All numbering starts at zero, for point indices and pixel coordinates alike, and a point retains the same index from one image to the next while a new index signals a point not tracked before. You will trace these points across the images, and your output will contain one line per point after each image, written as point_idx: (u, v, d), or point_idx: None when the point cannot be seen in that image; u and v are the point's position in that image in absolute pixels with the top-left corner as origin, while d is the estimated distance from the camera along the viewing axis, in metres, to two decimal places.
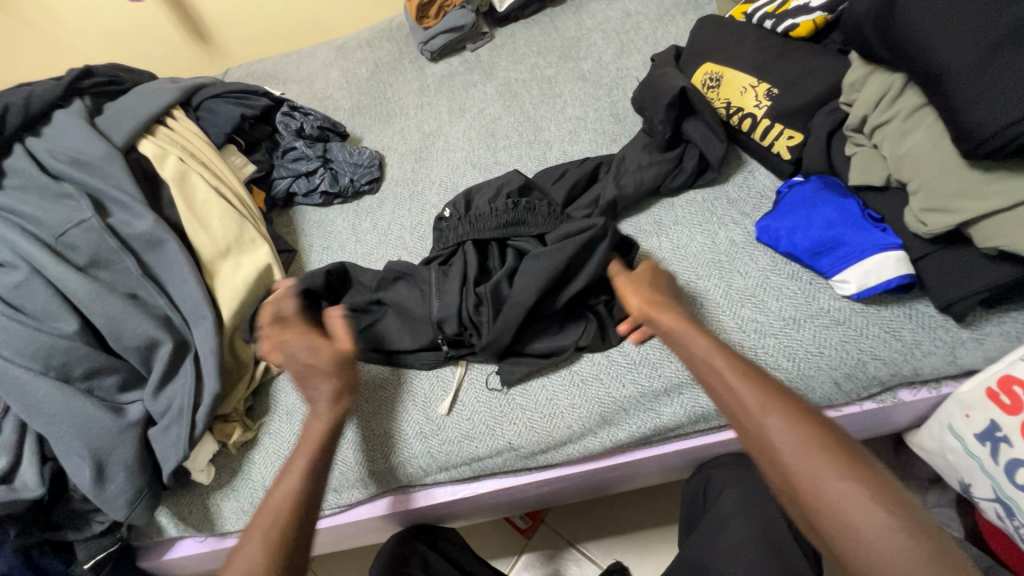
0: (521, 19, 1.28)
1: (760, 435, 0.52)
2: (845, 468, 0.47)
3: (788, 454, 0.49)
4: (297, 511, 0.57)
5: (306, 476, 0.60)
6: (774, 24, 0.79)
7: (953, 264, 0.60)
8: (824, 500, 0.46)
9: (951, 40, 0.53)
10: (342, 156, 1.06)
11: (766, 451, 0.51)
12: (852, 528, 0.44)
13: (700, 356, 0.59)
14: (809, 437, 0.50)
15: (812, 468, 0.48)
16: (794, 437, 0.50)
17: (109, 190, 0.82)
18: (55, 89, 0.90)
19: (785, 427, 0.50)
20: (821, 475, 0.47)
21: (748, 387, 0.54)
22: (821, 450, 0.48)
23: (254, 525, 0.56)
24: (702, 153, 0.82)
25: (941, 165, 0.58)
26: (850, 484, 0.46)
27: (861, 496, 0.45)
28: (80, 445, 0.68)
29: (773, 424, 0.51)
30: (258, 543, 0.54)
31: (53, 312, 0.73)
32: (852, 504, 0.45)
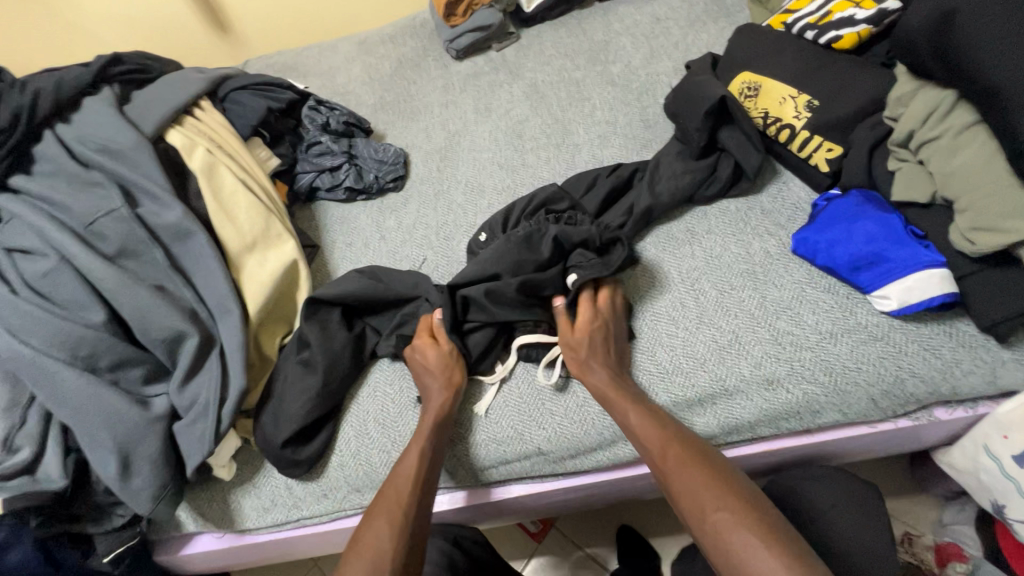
0: (548, 20, 1.27)
1: (667, 486, 0.58)
2: (729, 504, 0.52)
3: (684, 499, 0.55)
4: (418, 491, 0.63)
5: (421, 456, 0.65)
6: (816, 35, 0.79)
7: (999, 285, 0.59)
8: (714, 539, 0.51)
9: (1012, 58, 0.53)
10: (368, 152, 1.05)
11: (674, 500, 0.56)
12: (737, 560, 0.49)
13: (619, 411, 0.64)
14: (702, 480, 0.55)
15: (700, 506, 0.53)
16: (690, 479, 0.56)
17: (138, 180, 0.81)
18: (84, 75, 0.89)
19: (683, 470, 0.56)
20: (711, 514, 0.52)
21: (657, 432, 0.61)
22: (708, 489, 0.54)
23: (378, 505, 0.62)
24: (737, 163, 0.81)
25: (992, 184, 0.58)
26: (729, 519, 0.51)
27: (745, 538, 0.49)
28: (106, 437, 0.67)
29: (676, 473, 0.57)
30: (384, 521, 0.60)
31: (81, 302, 0.72)
32: (737, 540, 0.50)
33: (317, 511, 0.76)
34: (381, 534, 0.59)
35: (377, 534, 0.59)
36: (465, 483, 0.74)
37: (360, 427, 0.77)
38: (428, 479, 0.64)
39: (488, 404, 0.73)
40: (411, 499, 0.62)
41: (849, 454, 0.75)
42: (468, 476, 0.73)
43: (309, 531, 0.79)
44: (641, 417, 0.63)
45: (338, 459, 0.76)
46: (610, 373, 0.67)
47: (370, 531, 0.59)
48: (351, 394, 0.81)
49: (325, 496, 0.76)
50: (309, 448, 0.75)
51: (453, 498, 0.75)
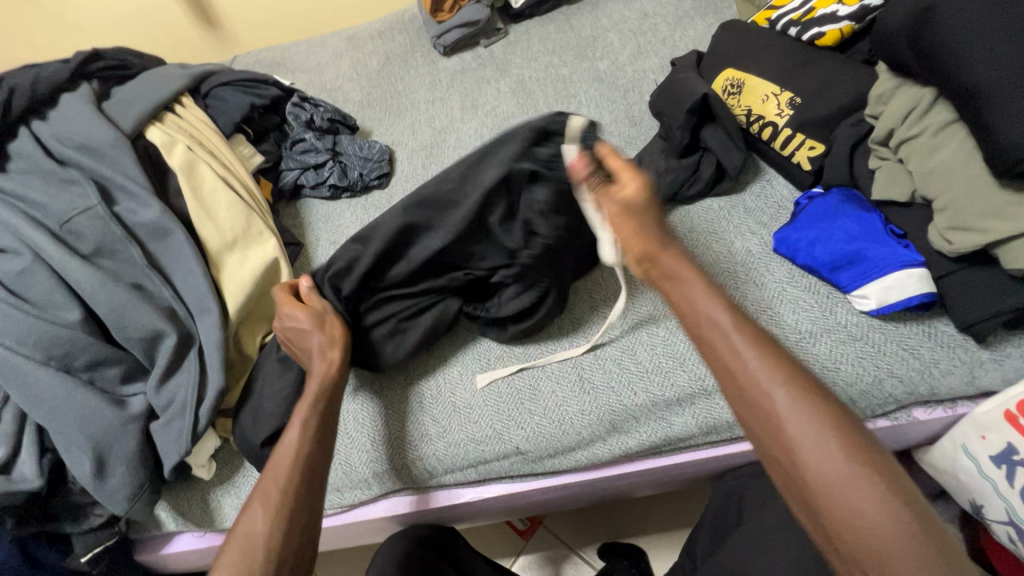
0: (537, 16, 1.26)
1: (760, 409, 0.46)
2: (855, 446, 0.42)
3: (794, 430, 0.43)
4: (303, 471, 0.57)
5: (306, 432, 0.60)
6: (799, 32, 0.78)
7: (977, 285, 0.59)
8: (825, 483, 0.41)
9: (989, 56, 0.52)
10: (352, 149, 1.05)
11: (765, 424, 0.45)
12: (851, 515, 0.40)
13: (702, 307, 0.51)
14: (815, 413, 0.44)
15: (813, 441, 0.42)
16: (799, 408, 0.44)
17: (116, 177, 0.80)
18: (62, 71, 0.88)
19: (790, 398, 0.44)
20: (826, 454, 0.42)
21: (752, 347, 0.48)
22: (831, 427, 0.43)
23: (256, 491, 0.56)
24: (720, 161, 0.80)
25: (971, 183, 0.57)
26: (856, 464, 0.41)
27: (870, 495, 0.40)
28: (81, 437, 0.67)
29: (785, 401, 0.44)
30: (263, 507, 0.54)
31: (56, 300, 0.71)
32: (859, 491, 0.40)
33: None
34: (254, 522, 0.53)
35: (252, 526, 0.53)
36: (407, 487, 0.74)
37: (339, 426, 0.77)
38: (316, 458, 0.59)
39: (466, 403, 0.73)
40: (294, 481, 0.56)
41: None
42: (417, 481, 0.74)
43: None
44: (737, 321, 0.49)
45: None
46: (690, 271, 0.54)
47: (245, 519, 0.54)
48: None
49: None
50: None
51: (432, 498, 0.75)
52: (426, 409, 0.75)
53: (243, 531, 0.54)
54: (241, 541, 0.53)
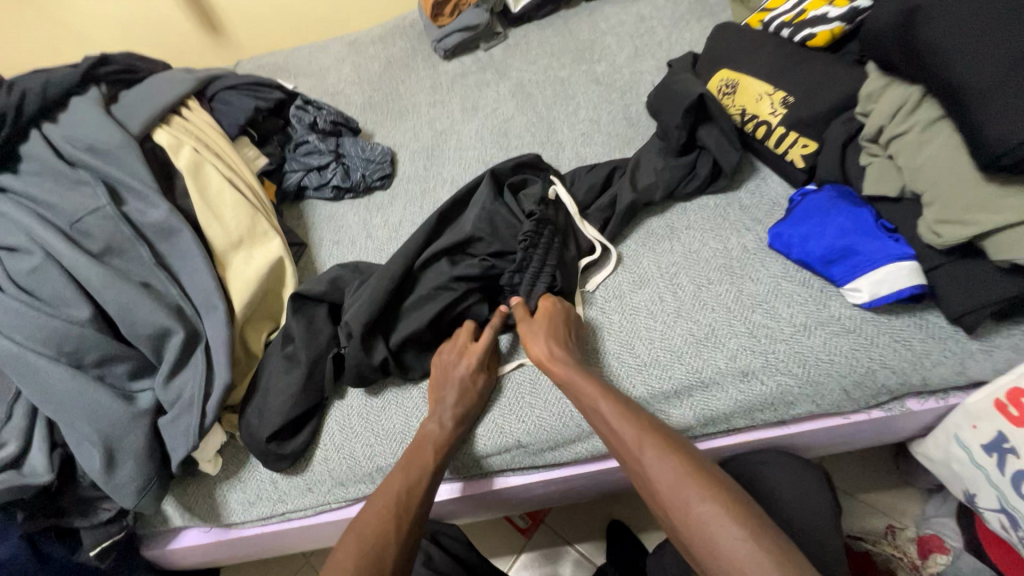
0: (535, 20, 1.28)
1: (642, 474, 0.58)
2: (711, 493, 0.53)
3: (664, 487, 0.56)
4: (416, 504, 0.63)
5: (410, 471, 0.65)
6: (792, 33, 0.80)
7: (965, 277, 0.60)
8: (698, 531, 0.52)
9: (973, 54, 0.54)
10: (355, 151, 1.06)
11: (649, 490, 0.57)
12: (719, 551, 0.50)
13: (588, 398, 0.64)
14: (677, 472, 0.56)
15: (684, 498, 0.54)
16: (665, 467, 0.56)
17: (124, 178, 0.82)
18: (72, 76, 0.90)
19: (657, 459, 0.57)
20: (692, 504, 0.53)
21: (629, 424, 0.61)
22: (695, 482, 0.54)
23: (353, 529, 0.60)
24: (715, 160, 0.82)
25: (958, 177, 0.59)
26: (713, 506, 0.52)
27: (723, 525, 0.51)
28: (90, 431, 0.68)
29: (654, 460, 0.57)
30: (379, 523, 0.60)
31: (67, 298, 0.73)
32: (719, 528, 0.51)
33: (303, 505, 0.77)
34: (381, 543, 0.59)
35: (380, 540, 0.59)
36: (462, 474, 0.74)
37: (343, 421, 0.78)
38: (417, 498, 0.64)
39: None
40: (407, 510, 0.62)
41: (827, 446, 0.77)
42: (468, 467, 0.73)
43: (294, 524, 0.80)
44: (615, 406, 0.62)
45: (322, 453, 0.77)
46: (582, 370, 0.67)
47: (369, 530, 0.60)
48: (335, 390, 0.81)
49: (309, 489, 0.77)
50: (294, 442, 0.76)
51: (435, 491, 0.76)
52: None
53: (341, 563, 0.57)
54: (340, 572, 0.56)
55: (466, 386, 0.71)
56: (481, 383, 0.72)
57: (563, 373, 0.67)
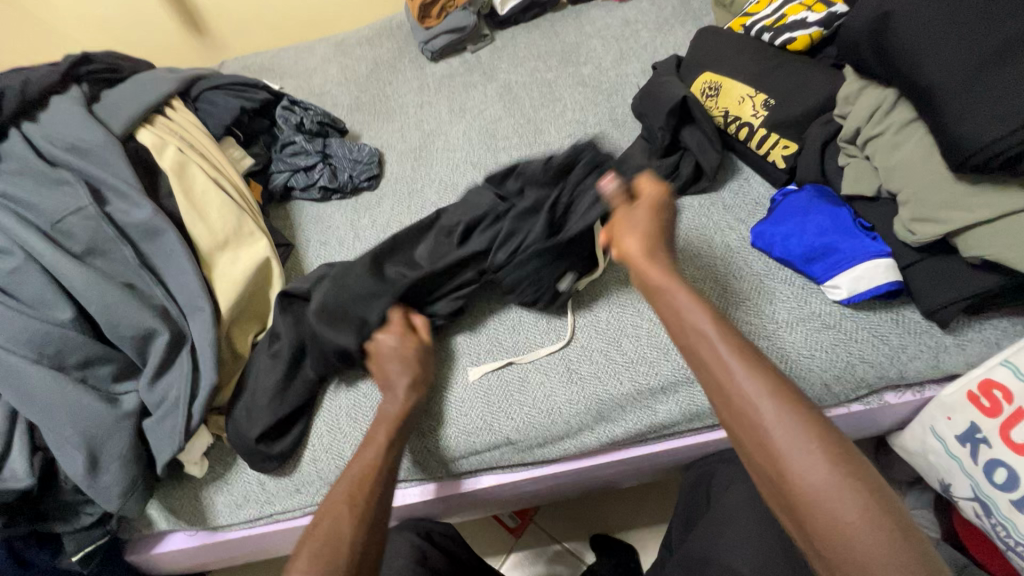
0: (522, 23, 1.29)
1: (751, 416, 0.49)
2: (848, 466, 0.46)
3: (778, 438, 0.48)
4: (383, 479, 0.61)
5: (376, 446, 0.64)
6: (772, 37, 0.82)
7: (939, 273, 0.62)
8: (806, 487, 0.46)
9: (943, 59, 0.56)
10: (342, 152, 1.06)
11: (748, 433, 0.50)
12: (827, 515, 0.45)
13: (692, 315, 0.56)
14: (799, 422, 0.48)
15: (806, 458, 0.46)
16: (785, 417, 0.48)
17: (107, 179, 0.81)
18: (52, 74, 0.88)
19: (774, 408, 0.48)
20: (805, 459, 0.46)
21: (742, 360, 0.52)
22: (816, 438, 0.47)
23: (326, 509, 0.58)
24: (697, 161, 0.83)
25: (930, 177, 0.61)
26: (833, 469, 0.46)
27: (847, 497, 0.44)
28: (74, 434, 0.67)
29: (771, 408, 0.49)
30: (344, 499, 0.58)
31: (48, 300, 0.72)
32: (835, 494, 0.45)
33: (291, 506, 0.77)
34: (337, 524, 0.56)
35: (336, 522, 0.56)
36: (434, 475, 0.75)
37: (331, 421, 0.78)
38: (387, 471, 0.62)
39: (454, 397, 0.75)
40: (366, 491, 0.59)
41: None
42: (440, 468, 0.74)
43: (282, 526, 0.79)
44: (724, 334, 0.54)
45: (310, 454, 0.77)
46: (683, 289, 0.58)
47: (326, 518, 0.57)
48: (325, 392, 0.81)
49: (298, 490, 0.77)
50: (282, 442, 0.75)
51: (425, 490, 0.76)
52: (436, 401, 0.75)
53: (308, 548, 0.54)
54: (307, 555, 0.54)
55: (399, 353, 0.71)
56: (412, 345, 0.72)
57: (659, 279, 0.60)
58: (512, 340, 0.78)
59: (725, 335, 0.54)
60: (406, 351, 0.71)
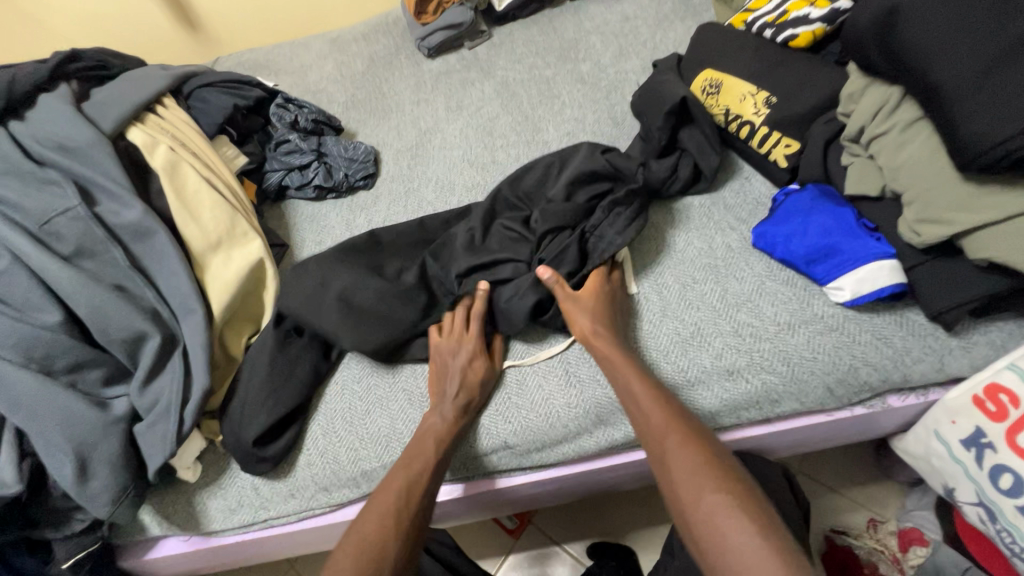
0: (520, 19, 1.27)
1: (661, 461, 0.57)
2: (736, 498, 0.51)
3: (679, 477, 0.54)
4: (414, 507, 0.62)
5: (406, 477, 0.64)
6: (774, 34, 0.81)
7: (945, 275, 0.61)
8: (701, 518, 0.51)
9: (949, 57, 0.55)
10: (338, 150, 1.05)
11: (665, 477, 0.56)
12: (723, 541, 0.49)
13: (623, 375, 0.64)
14: (697, 462, 0.54)
15: (700, 489, 0.52)
16: (686, 457, 0.55)
17: (96, 178, 0.79)
18: (40, 72, 0.87)
19: (677, 447, 0.56)
20: (705, 492, 0.52)
21: (659, 411, 0.60)
22: (714, 477, 0.53)
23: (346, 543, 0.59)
24: (696, 162, 0.81)
25: (936, 177, 0.60)
26: (726, 500, 0.51)
27: (730, 523, 0.49)
28: (62, 440, 0.66)
29: (675, 448, 0.56)
30: (370, 535, 0.59)
31: (36, 303, 0.71)
32: (726, 522, 0.50)
33: (285, 511, 0.76)
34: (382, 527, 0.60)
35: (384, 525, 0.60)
36: (461, 475, 0.73)
37: (326, 424, 0.77)
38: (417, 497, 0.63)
39: None
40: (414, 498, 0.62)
41: (811, 442, 0.77)
42: (469, 467, 0.73)
43: (277, 531, 0.78)
44: (648, 389, 0.62)
45: (305, 458, 0.76)
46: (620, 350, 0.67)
47: (375, 515, 0.61)
48: (320, 396, 0.79)
49: (293, 495, 0.76)
50: (275, 445, 0.74)
51: None
52: None
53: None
54: None
55: (466, 374, 0.70)
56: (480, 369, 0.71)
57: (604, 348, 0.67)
58: (522, 340, 0.77)
59: (648, 390, 0.62)
60: (471, 353, 0.72)
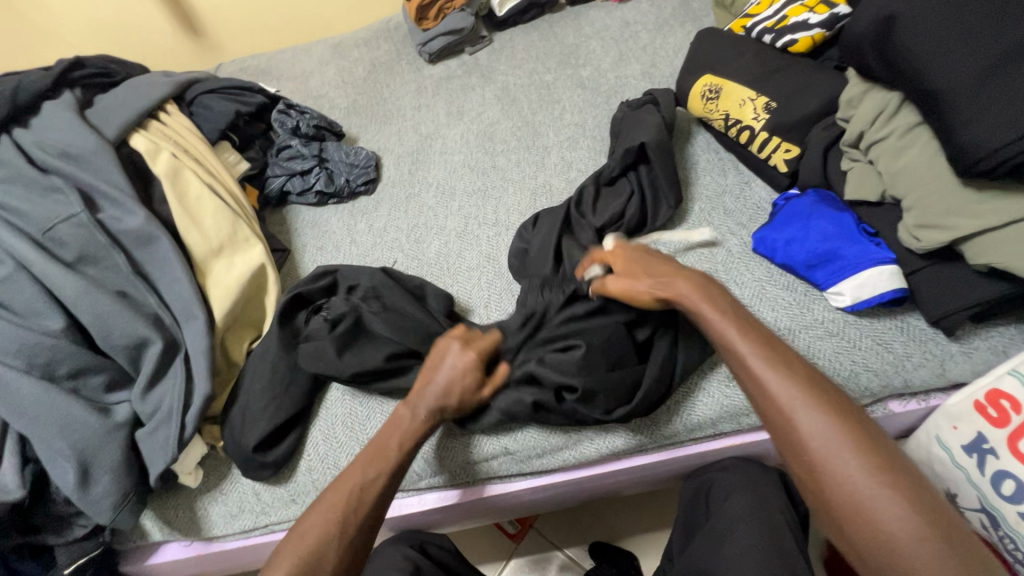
0: (520, 24, 1.27)
1: (793, 429, 0.49)
2: (893, 483, 0.44)
3: (824, 455, 0.47)
4: (369, 504, 0.58)
5: (377, 469, 0.60)
6: (773, 39, 0.81)
7: (945, 280, 0.61)
8: (853, 500, 0.45)
9: (947, 64, 0.55)
10: (339, 155, 1.05)
11: (799, 453, 0.48)
12: (879, 533, 0.44)
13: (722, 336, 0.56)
14: (849, 440, 0.47)
15: (847, 470, 0.46)
16: (830, 431, 0.47)
17: (99, 185, 0.80)
18: (44, 79, 0.88)
19: (818, 420, 0.48)
20: (855, 470, 0.45)
21: (782, 379, 0.51)
22: (869, 462, 0.46)
23: (300, 528, 0.57)
24: (643, 206, 0.80)
25: (936, 184, 0.60)
26: (885, 485, 0.44)
27: (896, 510, 0.43)
28: (64, 446, 0.67)
29: (811, 419, 0.48)
30: (326, 517, 0.57)
31: (39, 309, 0.71)
32: (884, 507, 0.44)
33: (287, 516, 0.75)
34: (325, 546, 0.55)
35: (323, 542, 0.55)
36: (441, 482, 0.73)
37: (328, 430, 0.77)
38: (382, 500, 0.59)
39: None
40: (357, 512, 0.57)
41: None
42: (452, 475, 0.73)
43: (278, 537, 0.78)
44: (762, 353, 0.53)
45: (306, 463, 0.76)
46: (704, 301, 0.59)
47: (313, 532, 0.56)
48: (325, 403, 0.79)
49: (292, 501, 0.75)
50: (277, 451, 0.74)
51: (422, 500, 0.75)
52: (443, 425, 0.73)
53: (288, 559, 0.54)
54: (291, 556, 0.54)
55: (451, 387, 0.64)
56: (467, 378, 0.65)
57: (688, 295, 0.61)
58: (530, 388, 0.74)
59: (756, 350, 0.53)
60: (449, 387, 0.64)
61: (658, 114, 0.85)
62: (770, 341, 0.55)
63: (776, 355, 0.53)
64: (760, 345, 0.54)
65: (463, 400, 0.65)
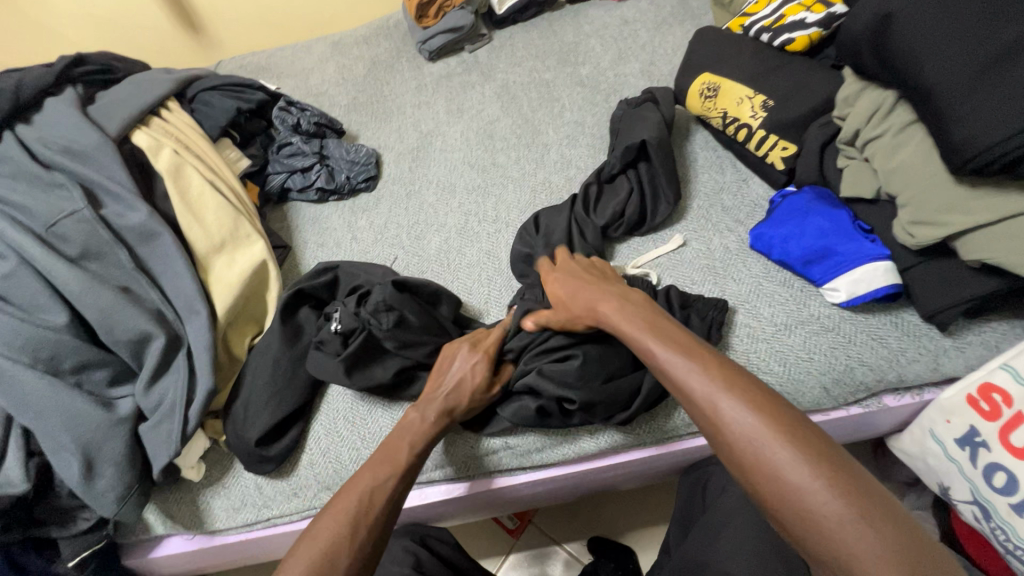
0: (519, 22, 1.28)
1: (718, 423, 0.50)
2: (817, 469, 0.45)
3: (751, 446, 0.47)
4: (380, 506, 0.59)
5: (388, 474, 0.61)
6: (771, 38, 0.82)
7: (938, 276, 0.62)
8: (786, 490, 0.45)
9: (941, 63, 0.56)
10: (340, 153, 1.06)
11: (729, 447, 0.49)
12: (814, 522, 0.44)
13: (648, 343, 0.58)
14: (774, 429, 0.47)
15: (774, 460, 0.46)
16: (754, 421, 0.48)
17: (101, 181, 0.80)
18: (46, 76, 0.88)
19: (740, 410, 0.49)
20: (783, 463, 0.46)
21: (704, 375, 0.52)
22: (797, 450, 0.46)
23: (308, 536, 0.56)
24: (642, 204, 0.81)
25: (931, 181, 0.61)
26: (812, 471, 0.45)
27: (826, 495, 0.44)
28: (69, 440, 0.67)
29: (733, 411, 0.49)
30: (335, 519, 0.56)
31: (42, 304, 0.71)
32: (814, 495, 0.44)
33: (288, 510, 0.76)
34: (334, 553, 0.54)
35: (334, 547, 0.54)
36: (442, 476, 0.74)
37: (329, 423, 0.78)
38: (394, 501, 0.60)
39: None
40: (367, 517, 0.57)
41: None
42: (453, 469, 0.73)
43: (280, 530, 0.78)
44: (688, 354, 0.55)
45: (308, 457, 0.77)
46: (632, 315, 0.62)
47: (320, 535, 0.55)
48: (327, 398, 0.80)
49: (294, 494, 0.76)
50: (278, 445, 0.75)
51: (422, 494, 0.75)
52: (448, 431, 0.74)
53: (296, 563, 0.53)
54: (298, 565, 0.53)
55: (461, 382, 0.68)
56: (477, 374, 0.69)
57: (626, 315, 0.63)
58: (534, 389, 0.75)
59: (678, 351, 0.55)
60: (461, 381, 0.68)
61: (656, 112, 0.86)
62: (694, 344, 0.56)
63: (699, 355, 0.55)
64: (685, 346, 0.56)
65: (474, 397, 0.68)
